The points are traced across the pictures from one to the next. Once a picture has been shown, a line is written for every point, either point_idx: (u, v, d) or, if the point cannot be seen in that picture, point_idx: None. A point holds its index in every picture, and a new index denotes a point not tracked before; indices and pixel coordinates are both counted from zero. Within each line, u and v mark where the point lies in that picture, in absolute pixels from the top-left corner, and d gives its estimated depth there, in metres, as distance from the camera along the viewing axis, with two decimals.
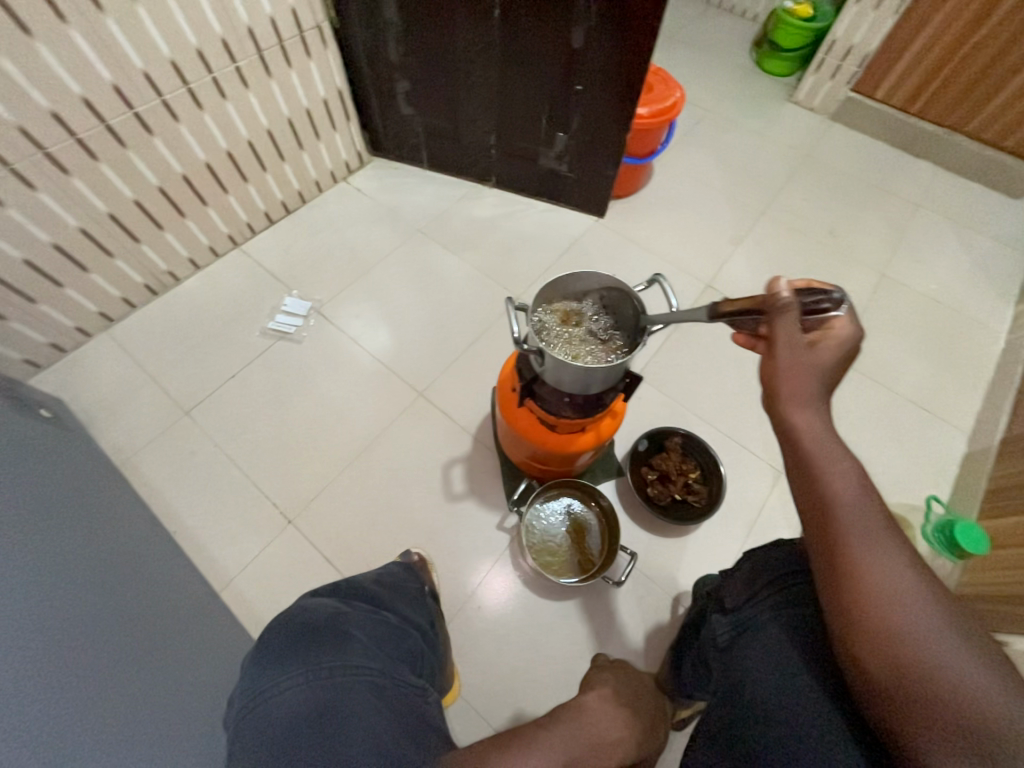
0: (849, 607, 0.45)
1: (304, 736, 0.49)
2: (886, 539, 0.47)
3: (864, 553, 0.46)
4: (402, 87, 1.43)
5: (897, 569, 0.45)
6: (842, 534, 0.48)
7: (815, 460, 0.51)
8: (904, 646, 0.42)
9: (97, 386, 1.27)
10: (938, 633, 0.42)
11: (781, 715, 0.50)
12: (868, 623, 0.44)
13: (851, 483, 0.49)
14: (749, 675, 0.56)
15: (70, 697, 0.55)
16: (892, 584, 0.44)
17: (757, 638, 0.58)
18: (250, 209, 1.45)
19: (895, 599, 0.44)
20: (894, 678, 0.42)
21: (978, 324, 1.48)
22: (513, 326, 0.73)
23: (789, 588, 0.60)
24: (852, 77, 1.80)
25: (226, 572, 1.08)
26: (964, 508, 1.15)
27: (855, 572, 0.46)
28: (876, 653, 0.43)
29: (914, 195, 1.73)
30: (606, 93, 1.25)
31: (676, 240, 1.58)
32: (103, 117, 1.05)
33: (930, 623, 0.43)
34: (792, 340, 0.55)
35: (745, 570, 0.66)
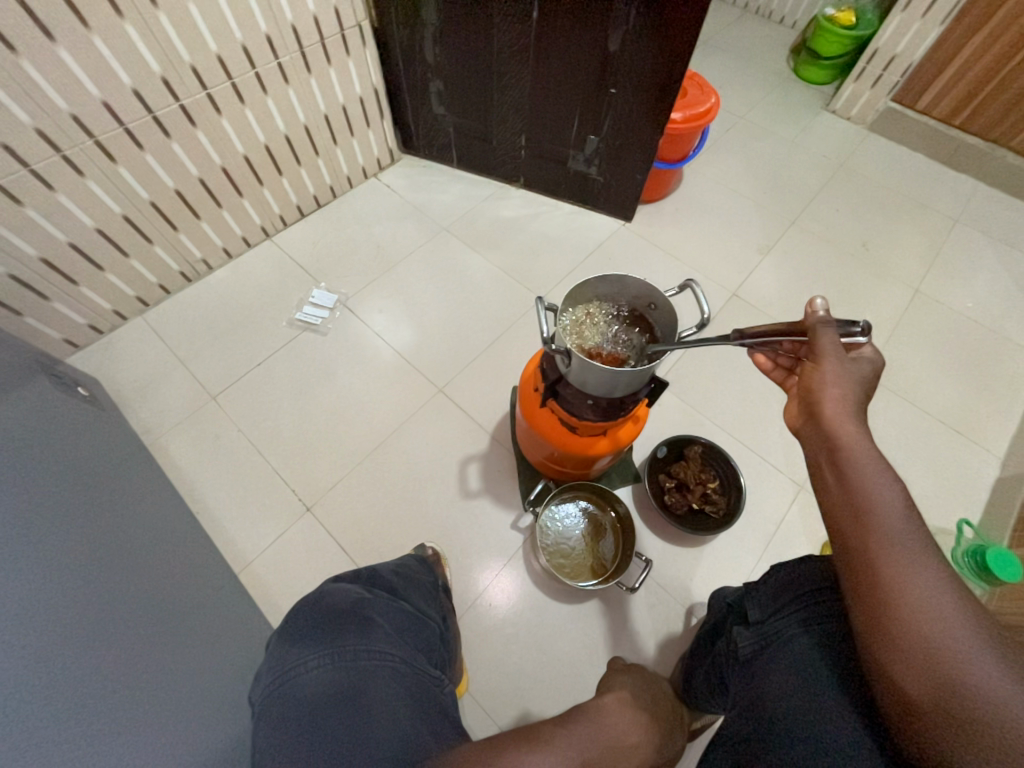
0: (880, 622, 0.45)
1: (328, 716, 0.50)
2: (924, 554, 0.45)
3: (898, 566, 0.45)
4: (436, 86, 1.44)
5: (935, 585, 0.44)
6: (876, 547, 0.47)
7: (849, 473, 0.51)
8: (941, 664, 0.41)
9: (130, 368, 1.31)
10: (980, 654, 0.41)
11: (806, 735, 0.50)
12: (901, 639, 0.43)
13: (889, 497, 0.49)
14: (773, 693, 0.55)
15: (91, 669, 0.57)
16: (929, 600, 0.43)
17: (782, 654, 0.58)
18: (283, 202, 1.49)
19: (932, 616, 0.43)
20: (929, 697, 0.41)
21: (1015, 344, 1.43)
22: (542, 326, 0.72)
23: (816, 603, 0.58)
24: (892, 87, 1.76)
25: (244, 554, 1.11)
26: (993, 534, 1.12)
27: (888, 586, 0.45)
28: (909, 670, 0.42)
29: (953, 209, 1.68)
30: (641, 97, 1.25)
31: (703, 247, 1.57)
32: (150, 109, 1.08)
33: (971, 642, 0.41)
34: (836, 356, 0.57)
35: (768, 582, 0.65)
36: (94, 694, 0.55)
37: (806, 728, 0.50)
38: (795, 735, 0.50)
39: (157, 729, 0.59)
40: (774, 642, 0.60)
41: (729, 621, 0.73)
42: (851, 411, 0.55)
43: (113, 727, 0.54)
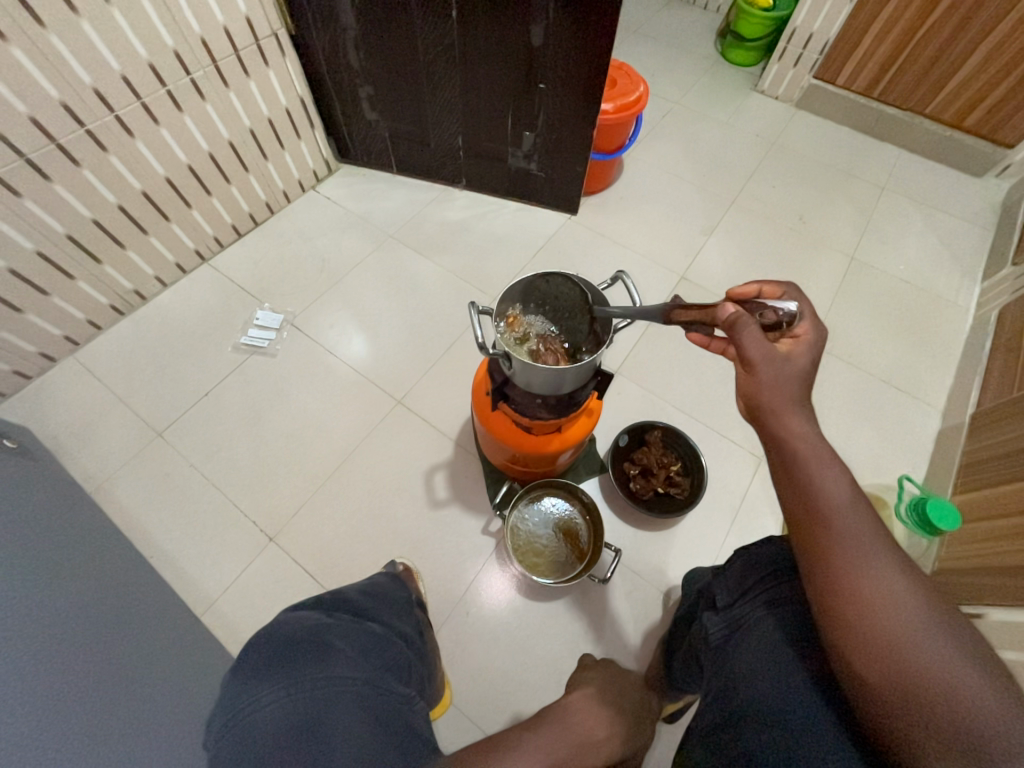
0: (841, 614, 0.46)
1: (286, 746, 0.48)
2: (874, 543, 0.47)
3: (853, 558, 0.47)
4: (365, 92, 1.41)
5: (886, 573, 0.46)
6: (832, 541, 0.48)
7: (803, 468, 0.52)
8: (898, 652, 0.42)
9: (66, 411, 1.24)
10: (931, 637, 0.42)
11: (776, 714, 0.50)
12: (860, 630, 0.44)
13: (840, 490, 0.50)
14: (742, 674, 0.56)
15: (47, 733, 0.54)
16: (884, 590, 0.45)
17: (750, 637, 0.59)
18: (216, 223, 1.43)
19: (887, 605, 0.44)
20: (889, 684, 0.42)
21: (946, 302, 1.51)
22: (478, 331, 0.72)
23: (777, 584, 0.60)
24: (813, 64, 1.82)
25: (207, 593, 1.06)
26: (939, 484, 1.17)
27: (846, 579, 0.46)
28: (869, 659, 0.43)
29: (879, 178, 1.76)
30: (570, 89, 1.25)
31: (649, 234, 1.59)
32: (53, 136, 1.02)
33: (922, 627, 0.43)
34: (767, 358, 0.57)
35: (735, 566, 0.67)
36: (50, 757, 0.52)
37: (776, 707, 0.51)
38: (766, 716, 0.51)
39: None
40: (742, 626, 0.61)
41: (698, 608, 0.74)
42: (797, 404, 0.56)
43: None
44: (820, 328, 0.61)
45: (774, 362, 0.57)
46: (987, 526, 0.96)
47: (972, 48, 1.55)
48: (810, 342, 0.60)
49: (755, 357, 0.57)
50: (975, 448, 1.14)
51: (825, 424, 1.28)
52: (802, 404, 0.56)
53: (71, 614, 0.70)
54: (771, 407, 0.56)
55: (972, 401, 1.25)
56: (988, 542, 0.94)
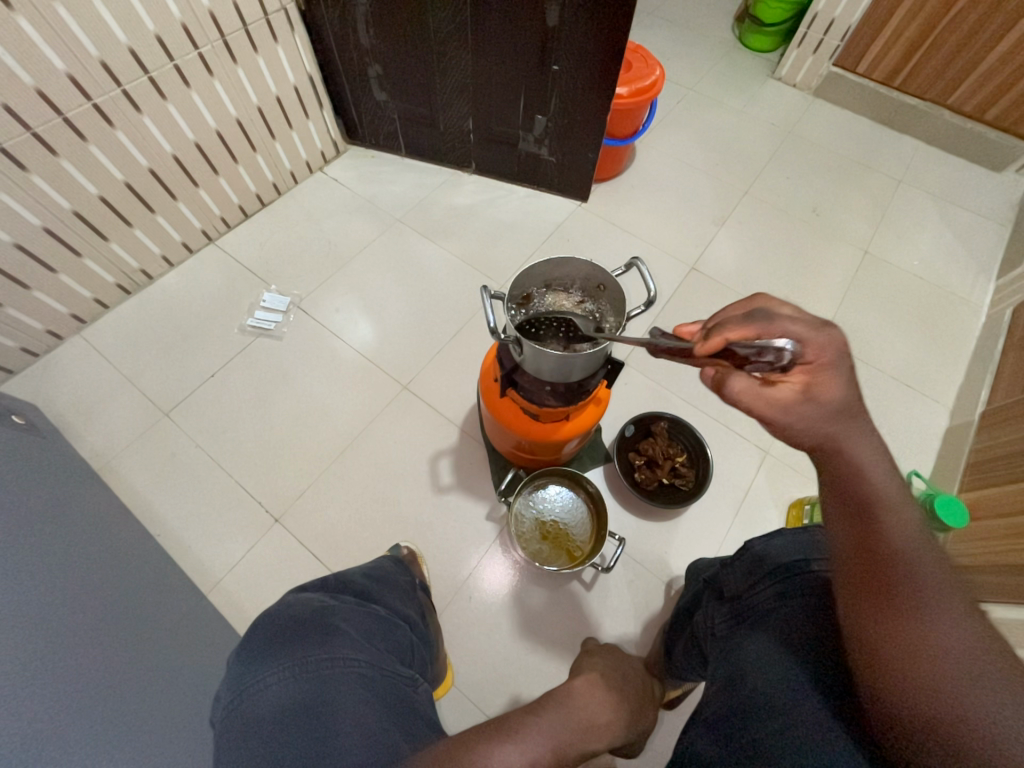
0: (872, 640, 0.44)
1: (292, 726, 0.49)
2: (932, 577, 0.44)
3: (901, 591, 0.44)
4: (374, 71, 1.38)
5: (936, 608, 0.42)
6: (879, 573, 0.46)
7: (863, 501, 0.51)
8: (927, 684, 0.40)
9: (73, 390, 1.24)
10: (975, 678, 0.39)
11: (780, 704, 0.50)
12: (889, 658, 0.43)
13: (900, 523, 0.48)
14: (746, 664, 0.57)
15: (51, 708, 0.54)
16: (922, 619, 0.42)
17: (760, 630, 0.59)
18: (223, 203, 1.41)
19: (926, 639, 0.41)
20: (914, 715, 0.40)
21: (959, 299, 1.49)
22: (489, 315, 0.71)
23: (791, 579, 0.60)
24: (833, 52, 1.78)
25: (214, 572, 1.07)
26: (945, 481, 1.17)
27: (886, 607, 0.44)
28: (895, 688, 0.42)
29: (897, 170, 1.73)
30: (584, 72, 1.23)
31: (659, 223, 1.57)
32: (60, 110, 1.00)
33: (967, 665, 0.40)
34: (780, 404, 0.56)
35: (744, 558, 0.68)
36: (50, 733, 0.52)
37: (783, 701, 0.50)
38: (771, 708, 0.51)
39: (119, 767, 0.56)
40: (751, 618, 0.62)
41: (704, 597, 0.74)
42: (862, 432, 0.54)
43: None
44: (823, 335, 0.55)
45: (790, 409, 0.56)
46: (995, 525, 0.95)
47: (998, 39, 1.50)
48: (824, 366, 0.55)
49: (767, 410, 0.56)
50: (984, 446, 1.13)
51: None
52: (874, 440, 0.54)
53: (80, 589, 0.71)
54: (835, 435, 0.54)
55: (982, 399, 1.24)
56: (995, 540, 0.93)
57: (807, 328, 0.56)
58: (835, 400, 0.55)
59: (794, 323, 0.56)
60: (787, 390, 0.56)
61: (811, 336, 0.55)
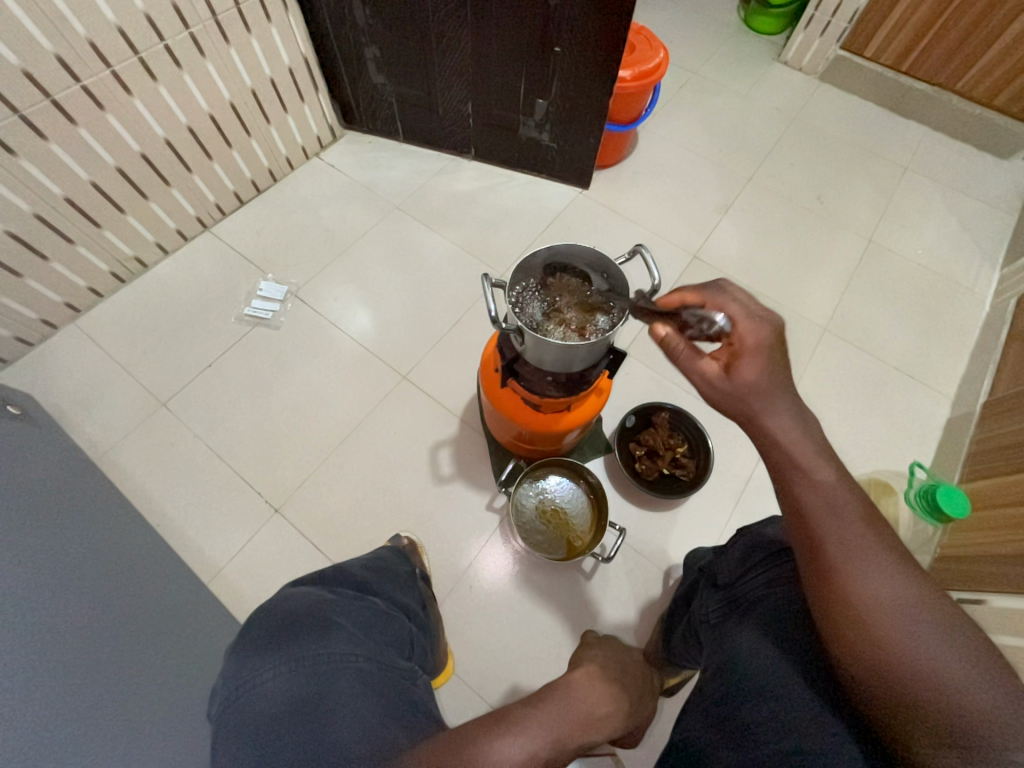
0: (836, 618, 0.45)
1: (289, 726, 0.49)
2: (868, 539, 0.46)
3: (845, 558, 0.46)
4: (371, 52, 1.34)
5: (879, 570, 0.45)
6: (824, 545, 0.47)
7: (790, 471, 0.51)
8: (886, 646, 0.42)
9: (69, 379, 1.23)
10: (924, 630, 0.42)
11: (768, 691, 0.50)
12: (853, 629, 0.44)
13: (830, 491, 0.49)
14: (735, 652, 0.57)
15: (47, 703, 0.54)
16: (876, 590, 0.44)
17: (750, 615, 0.59)
18: (217, 189, 1.39)
19: (877, 602, 0.43)
20: (885, 683, 0.41)
21: (963, 288, 1.48)
22: (490, 304, 0.70)
23: (778, 564, 0.61)
24: (841, 34, 1.73)
25: (214, 562, 1.08)
26: (946, 472, 1.17)
27: (837, 578, 0.45)
28: (861, 657, 0.43)
29: (903, 157, 1.70)
30: (587, 54, 1.19)
31: (662, 210, 1.54)
32: (47, 91, 0.97)
33: (915, 620, 0.42)
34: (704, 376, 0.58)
35: (737, 547, 0.68)
36: (46, 728, 0.52)
37: (772, 686, 0.50)
38: (761, 692, 0.51)
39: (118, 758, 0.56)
40: (743, 604, 0.62)
41: (699, 587, 0.75)
42: (778, 405, 0.53)
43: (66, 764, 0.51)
44: (755, 315, 0.56)
45: (710, 380, 0.57)
46: (996, 515, 0.95)
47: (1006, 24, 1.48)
48: (748, 346, 0.55)
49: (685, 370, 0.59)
50: (985, 436, 1.13)
51: (832, 409, 1.27)
52: (789, 405, 0.53)
53: (79, 580, 0.70)
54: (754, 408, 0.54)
55: (984, 389, 1.24)
56: (996, 530, 0.94)
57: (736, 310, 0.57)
58: (750, 378, 0.54)
59: (729, 305, 0.57)
60: (708, 368, 0.58)
61: (742, 319, 0.56)
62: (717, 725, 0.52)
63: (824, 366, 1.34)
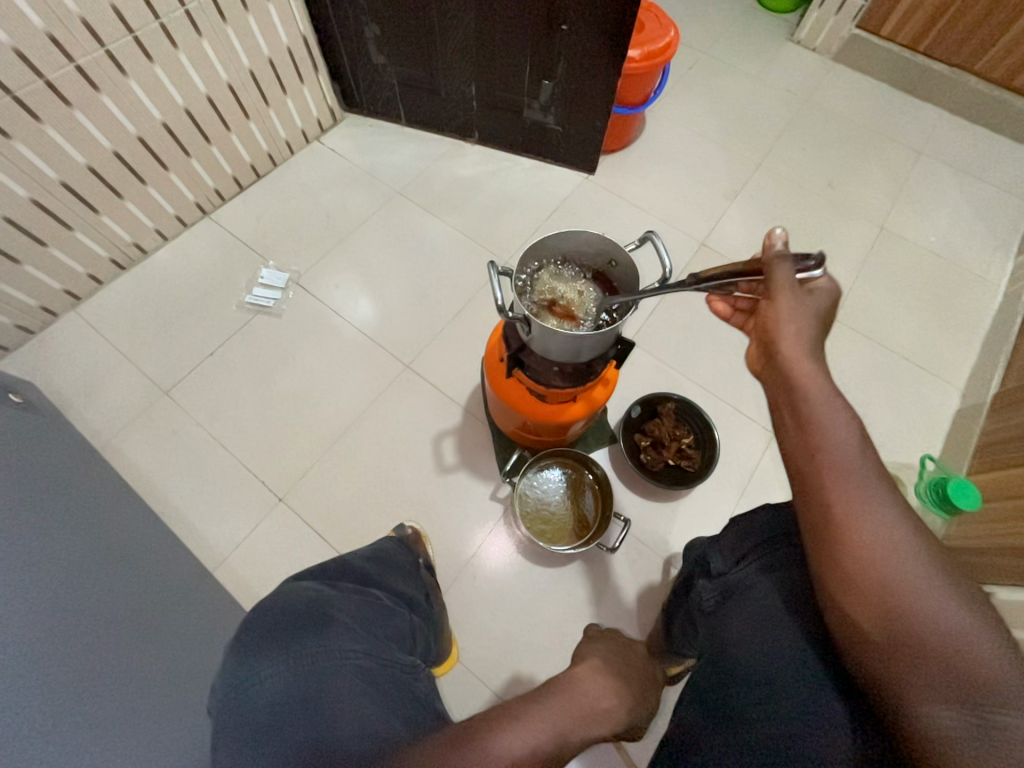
0: (850, 580, 0.44)
1: (287, 720, 0.49)
2: (878, 489, 0.46)
3: (855, 508, 0.45)
4: (372, 31, 1.31)
5: (887, 525, 0.44)
6: (836, 490, 0.47)
7: (814, 410, 0.50)
8: (892, 600, 0.42)
9: (71, 368, 1.22)
10: (929, 586, 0.42)
11: (769, 678, 0.50)
12: (867, 592, 0.43)
13: (850, 443, 0.48)
14: (733, 638, 0.56)
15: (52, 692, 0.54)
16: (886, 551, 0.43)
17: (744, 602, 0.58)
18: (216, 174, 1.36)
19: (885, 556, 0.43)
20: (897, 646, 0.41)
21: (976, 277, 1.45)
22: (497, 292, 0.68)
23: (775, 550, 0.59)
24: (857, 12, 1.67)
25: (219, 551, 1.08)
26: (954, 463, 1.16)
27: (846, 528, 0.45)
28: (875, 619, 0.42)
29: (918, 142, 1.65)
30: (595, 34, 1.16)
31: (669, 197, 1.51)
32: (40, 72, 0.95)
33: (921, 576, 0.42)
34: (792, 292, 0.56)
35: (729, 533, 0.65)
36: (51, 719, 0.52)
37: (773, 673, 0.50)
38: (758, 680, 0.50)
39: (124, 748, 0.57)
40: (736, 592, 0.60)
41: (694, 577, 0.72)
42: (808, 349, 0.54)
43: (73, 753, 0.52)
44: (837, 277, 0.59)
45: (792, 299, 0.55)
46: (1006, 508, 0.95)
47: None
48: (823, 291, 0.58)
49: (782, 283, 0.55)
50: (995, 428, 1.11)
51: None
52: (813, 348, 0.54)
53: (85, 569, 0.70)
54: (783, 344, 0.55)
55: (995, 380, 1.22)
56: (1005, 522, 0.93)
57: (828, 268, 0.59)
58: (804, 321, 0.55)
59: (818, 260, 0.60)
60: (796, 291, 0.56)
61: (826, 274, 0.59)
62: (718, 715, 0.51)
63: (832, 356, 1.32)
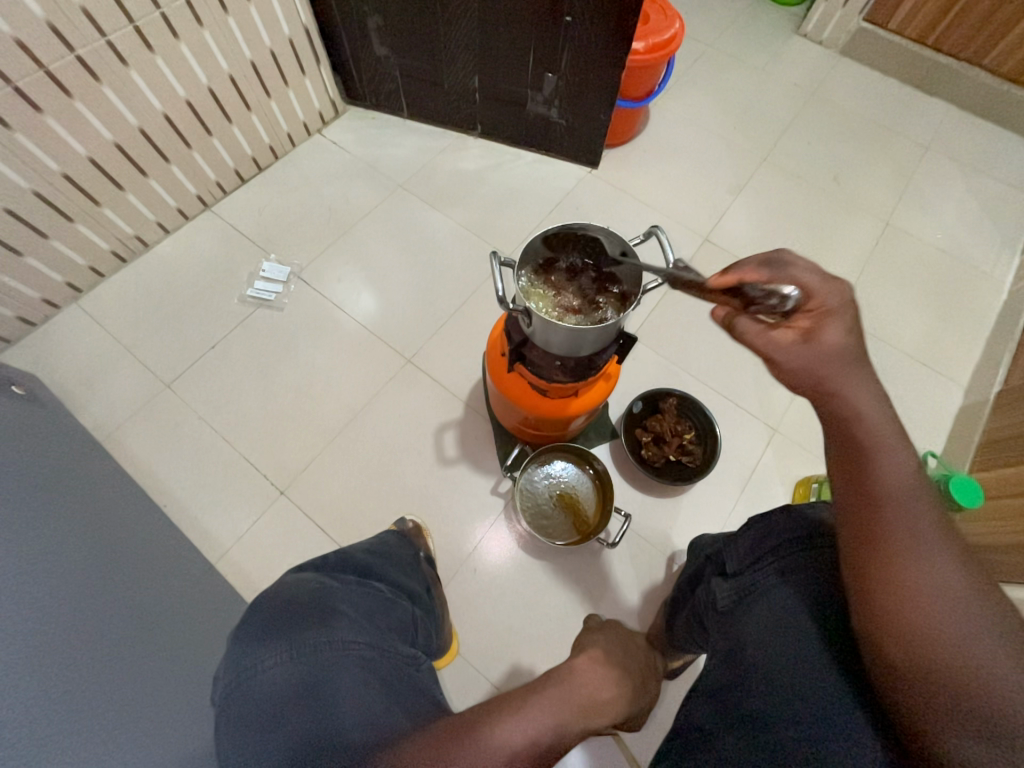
0: (881, 598, 0.44)
1: (289, 711, 0.49)
2: (927, 517, 0.46)
3: (901, 538, 0.45)
4: (374, 21, 1.29)
5: (934, 556, 0.44)
6: (883, 522, 0.46)
7: (868, 448, 0.50)
8: (927, 627, 0.41)
9: (73, 361, 1.23)
10: (967, 621, 0.41)
11: (787, 680, 0.50)
12: (898, 610, 0.43)
13: (901, 473, 0.48)
14: (750, 641, 0.55)
15: (45, 688, 0.54)
16: (922, 573, 0.43)
17: (762, 603, 0.57)
18: (218, 167, 1.36)
19: (923, 580, 0.43)
20: (924, 671, 0.41)
21: (982, 274, 1.44)
22: (498, 284, 0.67)
23: (795, 554, 0.58)
24: (865, 4, 1.64)
25: (221, 543, 1.08)
26: (958, 461, 1.16)
27: (880, 550, 0.45)
28: (900, 640, 0.42)
29: (924, 137, 1.64)
30: (600, 27, 1.14)
31: (673, 192, 1.50)
32: (41, 62, 0.94)
33: (961, 610, 0.41)
34: (783, 349, 0.54)
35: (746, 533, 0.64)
36: (45, 712, 0.52)
37: (790, 674, 0.50)
38: (776, 683, 0.50)
39: (115, 743, 0.57)
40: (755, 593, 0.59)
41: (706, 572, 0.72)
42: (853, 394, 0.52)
43: (70, 750, 0.52)
44: (839, 282, 0.53)
45: (787, 353, 0.54)
46: (1011, 506, 0.95)
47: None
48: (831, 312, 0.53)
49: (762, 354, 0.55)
50: (1000, 426, 1.11)
51: None
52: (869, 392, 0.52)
53: (81, 563, 0.70)
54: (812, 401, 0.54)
55: (1000, 378, 1.22)
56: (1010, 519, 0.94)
57: (818, 280, 0.54)
58: (815, 378, 0.53)
59: (804, 270, 0.54)
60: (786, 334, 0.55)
61: (816, 284, 0.54)
62: (736, 716, 0.51)
63: None
